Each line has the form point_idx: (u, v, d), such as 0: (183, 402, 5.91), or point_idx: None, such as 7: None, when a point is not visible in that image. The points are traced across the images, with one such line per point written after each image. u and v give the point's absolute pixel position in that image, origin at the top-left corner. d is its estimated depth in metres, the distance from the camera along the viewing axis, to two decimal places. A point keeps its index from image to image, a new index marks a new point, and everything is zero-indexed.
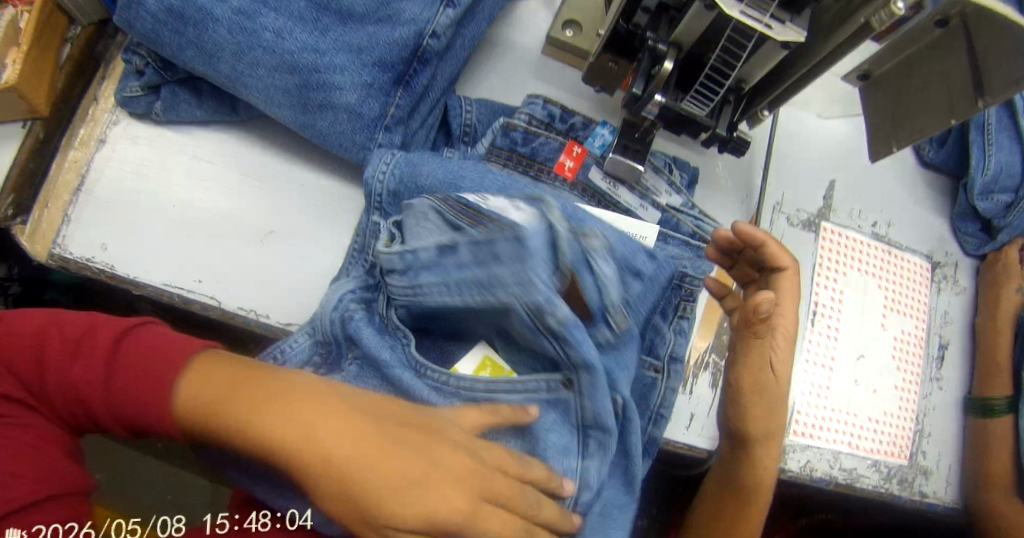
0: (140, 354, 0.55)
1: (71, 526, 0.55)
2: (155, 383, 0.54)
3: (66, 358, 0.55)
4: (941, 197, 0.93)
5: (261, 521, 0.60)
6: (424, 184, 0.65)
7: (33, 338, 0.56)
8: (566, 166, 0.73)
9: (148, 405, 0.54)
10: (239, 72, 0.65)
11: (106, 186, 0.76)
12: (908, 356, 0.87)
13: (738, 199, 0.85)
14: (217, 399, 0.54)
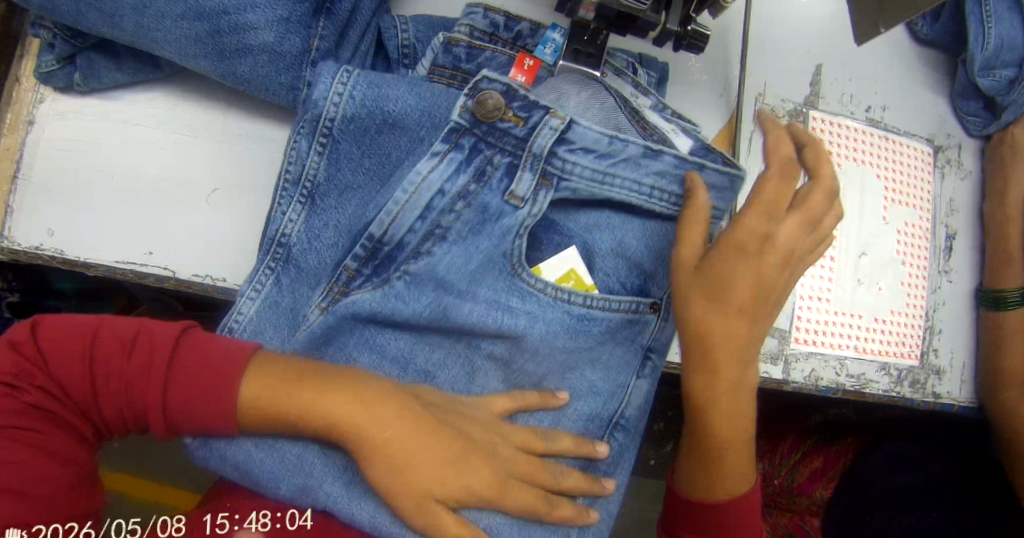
0: (195, 357, 0.51)
1: (72, 526, 0.49)
2: (208, 391, 0.51)
3: (116, 359, 0.51)
4: (939, 75, 0.86)
5: (260, 521, 0.54)
6: (392, 114, 0.60)
7: (68, 343, 0.51)
8: (523, 66, 0.66)
9: (203, 413, 0.51)
10: (145, 26, 0.60)
11: (42, 167, 0.71)
12: (914, 248, 0.82)
13: (716, 95, 0.79)
14: (275, 395, 0.52)
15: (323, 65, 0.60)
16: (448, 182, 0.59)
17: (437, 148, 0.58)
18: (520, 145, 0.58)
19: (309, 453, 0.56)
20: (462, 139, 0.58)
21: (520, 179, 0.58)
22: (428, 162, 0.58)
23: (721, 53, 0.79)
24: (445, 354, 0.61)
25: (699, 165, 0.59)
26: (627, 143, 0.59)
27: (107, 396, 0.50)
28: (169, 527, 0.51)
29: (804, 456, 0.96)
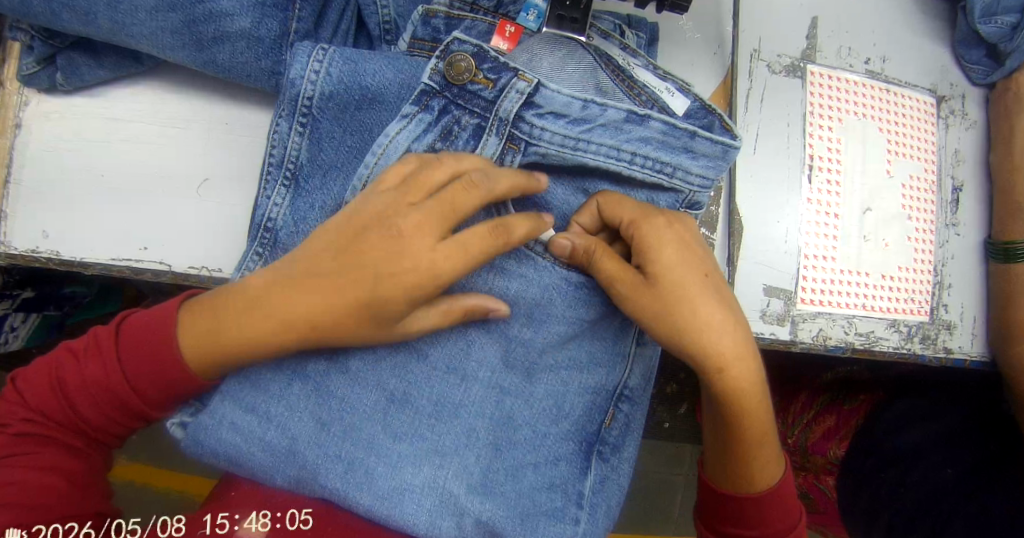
0: (142, 331, 0.52)
1: (71, 526, 0.48)
2: (161, 350, 0.51)
3: (78, 371, 0.52)
4: (939, 23, 0.83)
5: (261, 521, 0.50)
6: (368, 87, 0.60)
7: (41, 373, 0.53)
8: (505, 30, 0.63)
9: (164, 374, 0.51)
10: (119, 21, 0.59)
11: (32, 170, 0.70)
12: (919, 202, 0.80)
13: (709, 54, 0.77)
14: (213, 330, 0.51)
15: (297, 44, 0.59)
16: (415, 142, 0.57)
17: (407, 110, 0.57)
18: (488, 108, 0.57)
19: (301, 445, 0.53)
20: (433, 101, 0.57)
21: (486, 141, 0.57)
22: (399, 123, 0.57)
23: (713, 12, 0.77)
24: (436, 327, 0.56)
25: (691, 132, 0.57)
26: (605, 107, 0.57)
27: (84, 400, 0.51)
28: (168, 527, 0.48)
29: (817, 416, 0.98)
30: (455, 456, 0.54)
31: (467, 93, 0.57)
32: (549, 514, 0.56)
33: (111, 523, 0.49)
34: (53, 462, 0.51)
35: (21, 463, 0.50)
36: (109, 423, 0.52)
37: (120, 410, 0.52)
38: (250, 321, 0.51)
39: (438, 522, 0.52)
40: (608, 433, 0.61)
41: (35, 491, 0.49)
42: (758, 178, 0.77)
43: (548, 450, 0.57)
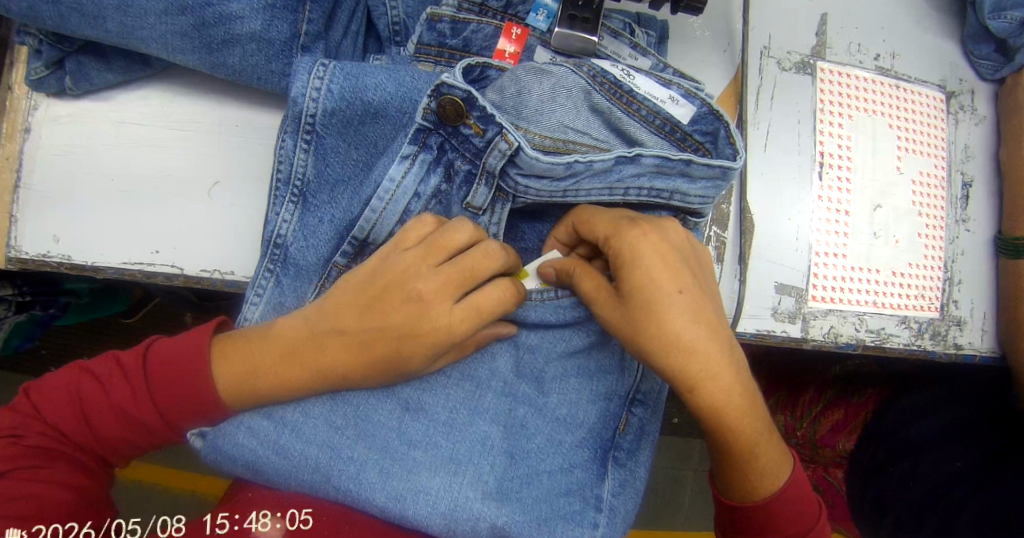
0: (170, 359, 0.52)
1: (71, 525, 0.49)
2: (189, 380, 0.52)
3: (98, 393, 0.52)
4: (947, 18, 0.83)
5: (260, 521, 0.50)
6: (372, 102, 0.59)
7: (59, 388, 0.53)
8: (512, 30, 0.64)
9: (191, 405, 0.52)
10: (128, 25, 0.59)
11: (43, 175, 0.70)
12: (929, 199, 0.80)
13: (718, 52, 0.77)
14: (247, 373, 0.52)
15: (298, 59, 0.58)
16: (421, 184, 0.57)
17: (407, 150, 0.57)
18: (479, 154, 0.55)
19: (316, 447, 0.52)
20: (429, 139, 0.56)
21: (476, 191, 0.57)
22: (400, 166, 0.57)
23: (722, 10, 0.77)
24: None
25: (686, 162, 0.55)
26: (592, 162, 0.54)
27: (106, 419, 0.52)
28: (168, 528, 0.51)
29: (825, 408, 0.98)
30: (469, 462, 0.54)
31: (461, 140, 0.56)
32: (566, 517, 0.55)
33: (111, 523, 0.51)
34: (66, 478, 0.51)
35: (33, 476, 0.50)
36: (127, 445, 0.53)
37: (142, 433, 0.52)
38: (281, 364, 0.52)
39: (453, 526, 0.51)
40: (622, 439, 0.59)
41: (48, 507, 0.49)
42: (768, 177, 0.76)
43: (562, 456, 0.56)
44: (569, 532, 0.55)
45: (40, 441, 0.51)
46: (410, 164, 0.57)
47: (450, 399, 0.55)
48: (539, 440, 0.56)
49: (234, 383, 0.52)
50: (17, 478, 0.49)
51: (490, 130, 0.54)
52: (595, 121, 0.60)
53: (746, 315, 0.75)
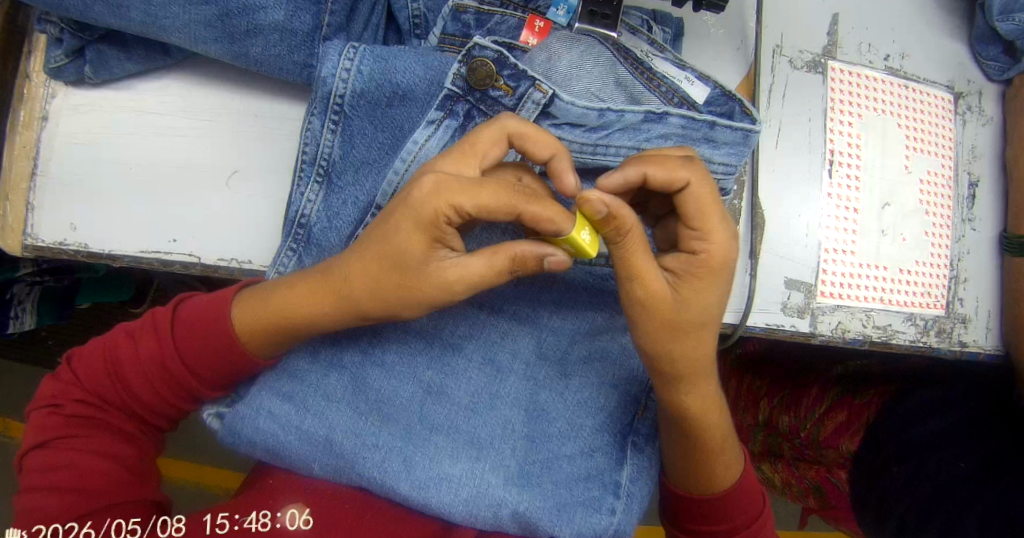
0: (196, 313, 0.54)
1: (71, 526, 0.48)
2: (211, 325, 0.53)
3: (128, 351, 0.53)
4: (956, 20, 0.84)
5: (260, 521, 0.49)
6: (400, 86, 0.60)
7: (95, 353, 0.55)
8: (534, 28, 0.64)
9: (220, 351, 0.53)
10: (153, 14, 0.60)
11: (61, 163, 0.71)
12: (937, 197, 0.81)
13: (732, 50, 0.78)
14: (257, 308, 0.53)
15: (329, 42, 0.59)
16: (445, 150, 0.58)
17: (432, 116, 0.58)
18: (508, 116, 0.57)
19: (338, 435, 0.53)
20: (457, 106, 0.57)
21: None
22: (425, 131, 0.57)
23: (736, 8, 0.78)
24: (472, 323, 0.57)
25: (710, 123, 0.57)
26: (623, 113, 0.56)
27: (137, 380, 0.53)
28: (169, 527, 0.49)
29: (829, 408, 0.98)
30: (491, 448, 0.55)
31: (490, 102, 0.57)
32: (586, 503, 0.56)
33: (112, 523, 0.49)
34: (101, 445, 0.52)
35: (71, 446, 0.51)
36: (161, 404, 0.54)
37: (174, 389, 0.53)
38: (287, 298, 0.52)
39: (475, 513, 0.52)
40: (642, 424, 0.60)
41: (81, 475, 0.50)
42: (780, 173, 0.77)
43: (583, 440, 0.57)
44: (587, 519, 0.55)
45: (77, 410, 0.53)
46: (438, 131, 0.58)
47: (472, 386, 0.56)
48: (558, 428, 0.57)
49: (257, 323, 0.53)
50: (59, 448, 0.51)
51: (519, 83, 0.56)
52: (619, 94, 0.61)
53: (756, 309, 0.76)
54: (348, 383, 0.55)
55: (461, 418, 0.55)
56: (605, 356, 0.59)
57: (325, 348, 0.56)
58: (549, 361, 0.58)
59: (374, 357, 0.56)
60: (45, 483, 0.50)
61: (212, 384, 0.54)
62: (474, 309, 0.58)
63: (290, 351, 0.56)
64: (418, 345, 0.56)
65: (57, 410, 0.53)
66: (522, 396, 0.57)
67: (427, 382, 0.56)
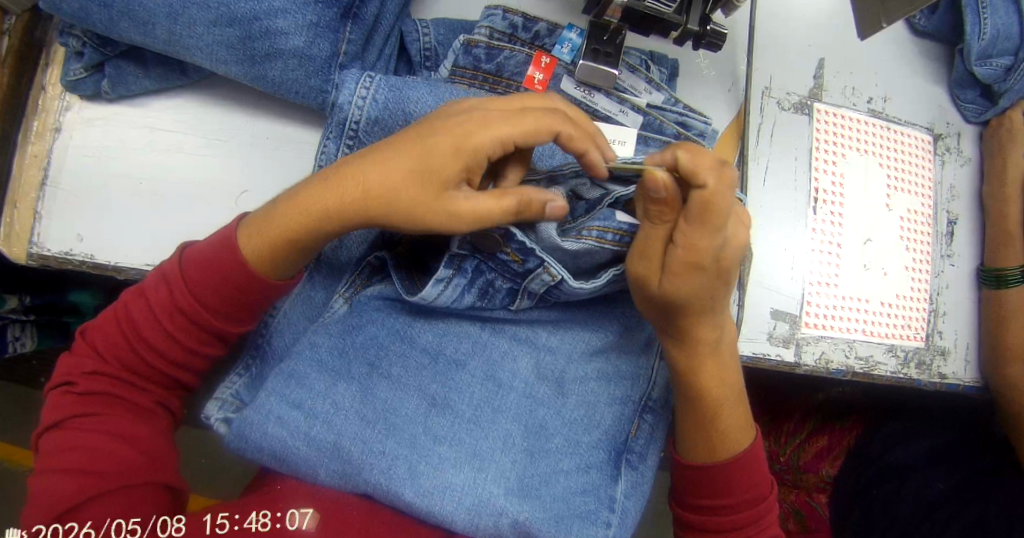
0: (204, 256, 0.55)
1: (71, 526, 0.49)
2: (226, 265, 0.54)
3: (143, 312, 0.55)
4: (938, 66, 0.88)
5: (260, 521, 0.50)
6: (412, 114, 0.62)
7: (105, 319, 0.56)
8: (534, 78, 0.67)
9: (232, 278, 0.54)
10: (177, 33, 0.63)
11: (72, 174, 0.72)
12: (917, 235, 0.85)
13: (724, 89, 0.81)
14: (290, 212, 0.54)
15: (346, 70, 0.62)
16: (463, 293, 0.58)
17: (442, 273, 0.57)
18: (519, 276, 0.57)
19: (344, 443, 0.54)
20: (465, 263, 0.57)
21: (534, 276, 0.56)
22: (434, 290, 0.57)
23: (729, 50, 0.82)
24: (475, 342, 0.60)
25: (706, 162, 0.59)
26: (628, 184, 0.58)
27: (153, 333, 0.55)
28: (169, 527, 0.50)
29: (809, 436, 1.00)
30: (491, 460, 0.56)
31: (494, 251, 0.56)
32: (582, 516, 0.58)
33: (113, 523, 0.50)
34: (115, 426, 0.54)
35: (84, 428, 0.53)
36: (179, 352, 0.56)
37: (189, 333, 0.55)
38: (320, 195, 0.54)
39: (475, 522, 0.54)
40: (634, 443, 0.63)
41: (95, 461, 0.52)
42: (767, 209, 0.81)
43: (579, 457, 0.60)
44: (584, 531, 0.58)
45: (91, 388, 0.54)
46: (456, 277, 0.57)
47: (474, 399, 0.58)
48: (557, 443, 0.59)
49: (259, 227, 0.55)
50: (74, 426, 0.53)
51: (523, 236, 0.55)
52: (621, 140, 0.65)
53: (744, 339, 0.79)
54: (354, 391, 0.57)
55: (464, 430, 0.57)
56: (597, 375, 0.62)
57: (332, 360, 0.58)
58: (546, 379, 0.61)
59: (380, 370, 0.58)
60: (61, 463, 0.52)
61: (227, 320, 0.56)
62: (476, 328, 0.61)
63: (297, 360, 0.58)
64: (422, 360, 0.59)
65: (71, 389, 0.55)
66: (524, 411, 0.59)
67: (431, 395, 0.58)
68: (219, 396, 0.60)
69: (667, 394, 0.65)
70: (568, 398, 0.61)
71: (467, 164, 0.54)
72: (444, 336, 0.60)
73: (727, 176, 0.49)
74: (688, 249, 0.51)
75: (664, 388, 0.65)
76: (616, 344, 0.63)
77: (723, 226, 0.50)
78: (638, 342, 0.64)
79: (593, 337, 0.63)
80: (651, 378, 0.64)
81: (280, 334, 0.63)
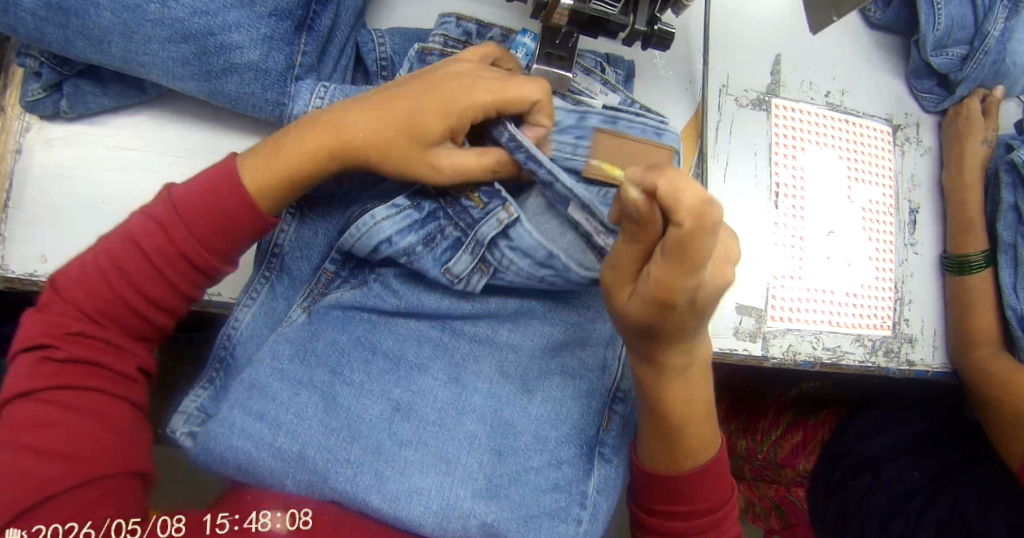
0: (186, 191, 0.55)
1: (71, 526, 0.45)
2: (227, 202, 0.55)
3: (135, 257, 0.54)
4: (894, 57, 0.90)
5: (259, 521, 0.48)
6: None
7: (86, 274, 0.55)
8: None
9: (232, 217, 0.55)
10: (133, 51, 0.62)
11: (34, 194, 0.71)
12: (878, 225, 0.86)
13: (682, 89, 0.83)
14: (294, 147, 0.56)
15: (301, 81, 0.63)
16: (399, 235, 0.58)
17: (401, 203, 0.59)
18: (470, 225, 0.59)
19: (310, 451, 0.54)
20: (424, 203, 0.59)
21: (459, 258, 0.59)
22: (386, 213, 0.58)
23: (686, 50, 0.83)
24: (436, 346, 0.61)
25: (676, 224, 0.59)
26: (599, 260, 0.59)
27: (150, 283, 0.54)
28: (168, 527, 0.47)
29: (785, 431, 1.00)
30: (458, 463, 0.56)
31: (452, 206, 0.59)
32: (553, 514, 0.59)
33: (112, 523, 0.46)
34: (90, 400, 0.53)
35: (56, 400, 0.51)
36: (169, 291, 0.55)
37: (189, 275, 0.56)
38: (314, 141, 0.56)
39: (445, 525, 0.54)
40: (606, 436, 0.65)
41: (72, 445, 0.50)
42: (728, 206, 0.82)
43: (549, 453, 0.60)
44: (554, 528, 0.58)
45: (72, 352, 0.53)
46: (410, 215, 0.59)
47: (439, 403, 0.59)
48: (523, 442, 0.59)
49: (267, 178, 0.56)
50: (45, 400, 0.51)
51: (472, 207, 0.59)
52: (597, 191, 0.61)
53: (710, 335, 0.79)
54: (316, 397, 0.57)
55: (427, 435, 0.57)
56: (554, 369, 0.63)
57: (293, 370, 0.58)
58: (510, 382, 0.61)
59: (342, 377, 0.58)
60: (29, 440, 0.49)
61: (227, 260, 0.57)
62: (438, 334, 0.61)
63: (258, 368, 0.58)
64: (384, 366, 0.60)
65: (49, 354, 0.53)
66: (488, 411, 0.59)
67: (398, 402, 0.58)
68: (183, 410, 0.60)
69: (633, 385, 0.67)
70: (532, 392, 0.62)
71: (451, 127, 0.55)
72: (405, 342, 0.61)
73: (715, 213, 0.41)
74: (660, 286, 0.45)
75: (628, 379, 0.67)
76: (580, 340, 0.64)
77: (699, 271, 0.44)
78: (596, 331, 0.65)
79: (552, 337, 0.63)
80: (618, 367, 0.66)
81: (249, 347, 0.62)
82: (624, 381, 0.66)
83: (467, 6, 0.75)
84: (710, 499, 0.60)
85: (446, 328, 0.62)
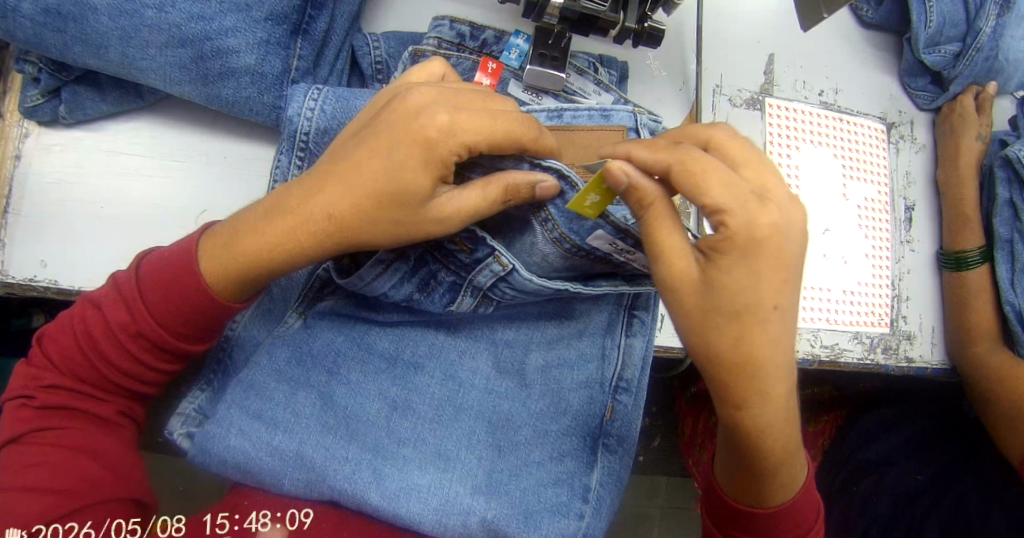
0: (150, 277, 0.55)
1: (71, 526, 0.50)
2: (182, 289, 0.54)
3: (100, 328, 0.55)
4: (887, 56, 0.90)
5: (260, 521, 0.52)
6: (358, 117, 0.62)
7: (62, 332, 0.56)
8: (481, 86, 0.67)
9: (187, 302, 0.54)
10: (130, 56, 0.63)
11: (32, 201, 0.72)
12: (874, 223, 0.86)
13: (676, 88, 0.83)
14: (248, 233, 0.54)
15: (294, 85, 0.63)
16: (393, 290, 0.58)
17: (383, 255, 0.57)
18: (465, 268, 0.57)
19: (308, 449, 0.54)
20: (410, 250, 0.57)
21: (461, 299, 0.59)
22: (371, 270, 0.57)
23: (680, 50, 0.83)
24: (432, 345, 0.61)
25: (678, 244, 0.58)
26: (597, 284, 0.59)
27: (116, 356, 0.55)
28: (168, 527, 0.51)
29: None
30: (457, 459, 0.57)
31: (444, 252, 0.57)
32: (553, 510, 0.58)
33: (112, 523, 0.51)
34: (75, 437, 0.54)
35: (45, 441, 0.53)
36: (134, 366, 0.56)
37: (151, 350, 0.56)
38: (275, 227, 0.53)
39: (444, 521, 0.54)
40: (610, 427, 0.63)
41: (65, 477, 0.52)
42: None
43: (550, 447, 0.60)
44: (556, 524, 0.58)
45: (51, 400, 0.55)
46: (401, 268, 0.58)
47: (435, 400, 0.59)
48: (521, 437, 0.60)
49: (226, 270, 0.54)
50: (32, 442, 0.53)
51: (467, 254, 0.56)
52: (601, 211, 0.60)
53: None
54: (313, 395, 0.57)
55: (424, 433, 0.58)
56: (549, 363, 0.63)
57: (290, 370, 0.58)
58: (506, 380, 0.62)
59: (339, 377, 0.59)
60: (19, 478, 0.51)
61: (190, 338, 0.56)
62: (437, 336, 0.62)
63: (255, 367, 0.58)
64: (380, 365, 0.60)
65: (29, 403, 0.55)
66: (485, 409, 0.60)
67: (395, 399, 0.58)
68: (182, 411, 0.60)
69: (641, 376, 0.64)
70: (529, 390, 0.62)
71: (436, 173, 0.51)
72: (401, 341, 0.61)
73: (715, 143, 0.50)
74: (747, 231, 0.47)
75: (636, 369, 0.63)
76: (578, 335, 0.64)
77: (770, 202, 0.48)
78: (592, 323, 0.64)
79: (549, 334, 0.63)
80: (621, 358, 0.63)
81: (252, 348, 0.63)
82: (626, 369, 0.63)
83: (462, 10, 0.76)
84: (796, 529, 0.57)
85: (444, 327, 0.62)
